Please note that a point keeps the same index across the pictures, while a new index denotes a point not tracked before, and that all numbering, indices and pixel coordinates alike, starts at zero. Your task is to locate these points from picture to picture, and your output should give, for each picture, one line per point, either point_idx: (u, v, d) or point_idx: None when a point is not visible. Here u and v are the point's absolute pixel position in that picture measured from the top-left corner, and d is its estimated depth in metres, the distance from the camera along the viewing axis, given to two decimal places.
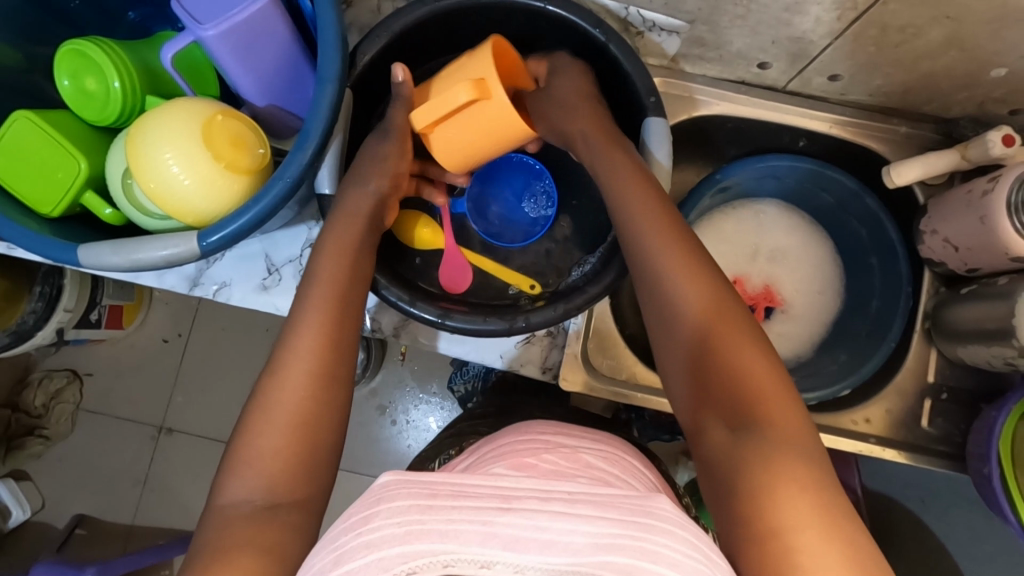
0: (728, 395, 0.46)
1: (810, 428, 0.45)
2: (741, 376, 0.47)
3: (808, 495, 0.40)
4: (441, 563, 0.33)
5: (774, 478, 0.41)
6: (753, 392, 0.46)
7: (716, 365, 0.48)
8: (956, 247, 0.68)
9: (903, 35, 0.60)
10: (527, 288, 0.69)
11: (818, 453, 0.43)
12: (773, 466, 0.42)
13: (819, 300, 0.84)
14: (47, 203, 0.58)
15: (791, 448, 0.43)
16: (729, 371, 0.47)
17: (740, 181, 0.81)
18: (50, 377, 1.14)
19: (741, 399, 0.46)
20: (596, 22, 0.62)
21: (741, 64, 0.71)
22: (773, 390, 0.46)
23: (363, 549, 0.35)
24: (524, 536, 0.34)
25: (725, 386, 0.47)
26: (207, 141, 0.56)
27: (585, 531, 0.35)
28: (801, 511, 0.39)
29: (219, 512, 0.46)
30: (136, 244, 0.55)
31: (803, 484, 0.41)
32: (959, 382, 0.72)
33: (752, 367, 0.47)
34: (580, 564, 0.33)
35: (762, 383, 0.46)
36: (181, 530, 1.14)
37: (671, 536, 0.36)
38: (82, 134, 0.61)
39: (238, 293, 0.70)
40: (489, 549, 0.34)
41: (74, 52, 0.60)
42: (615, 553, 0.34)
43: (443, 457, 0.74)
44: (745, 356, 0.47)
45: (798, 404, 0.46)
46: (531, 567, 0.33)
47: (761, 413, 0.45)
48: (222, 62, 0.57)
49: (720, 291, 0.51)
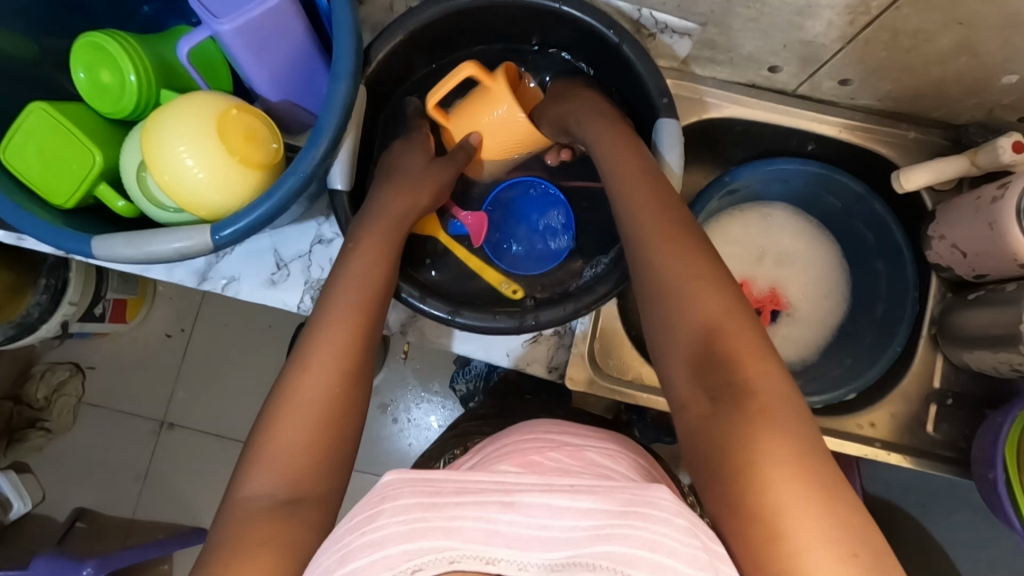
0: (714, 374, 0.46)
1: (796, 402, 0.44)
2: (727, 354, 0.46)
3: (795, 473, 0.39)
4: (445, 559, 0.34)
5: (762, 455, 0.41)
6: (739, 367, 0.45)
7: (700, 344, 0.47)
8: (963, 252, 0.68)
9: (915, 41, 0.61)
10: (510, 292, 0.69)
11: (806, 427, 0.42)
12: (761, 443, 0.41)
13: (825, 304, 0.84)
14: (61, 195, 0.59)
15: (778, 422, 0.42)
16: (715, 349, 0.46)
17: (747, 183, 0.81)
18: (53, 370, 1.15)
19: (728, 376, 0.45)
20: (608, 23, 0.62)
21: (751, 66, 0.71)
22: (757, 365, 0.45)
23: (367, 547, 0.35)
24: (526, 535, 0.35)
25: (711, 364, 0.46)
26: (221, 136, 0.56)
27: (584, 525, 0.35)
28: (789, 487, 0.39)
29: (228, 506, 0.47)
30: (149, 236, 0.56)
31: (791, 458, 0.40)
32: (964, 387, 0.72)
33: (739, 343, 0.46)
34: (579, 556, 0.34)
35: (749, 358, 0.45)
36: (182, 525, 1.14)
37: (669, 525, 0.36)
38: (97, 127, 0.62)
39: (246, 288, 0.70)
40: (493, 547, 0.34)
41: (90, 45, 0.60)
42: (612, 543, 0.34)
43: (447, 456, 0.73)
44: (730, 331, 0.47)
45: (782, 370, 0.45)
46: (532, 563, 0.34)
47: (748, 388, 0.44)
48: (237, 57, 0.57)
49: (703, 267, 0.50)
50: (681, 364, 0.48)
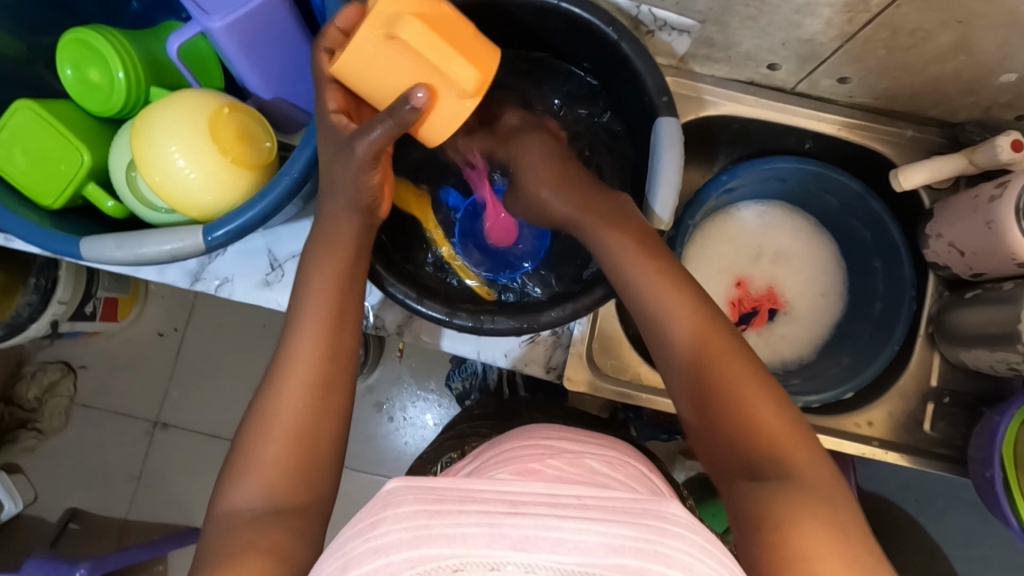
0: (739, 436, 0.48)
1: (818, 461, 0.46)
2: (747, 408, 0.48)
3: (829, 528, 0.41)
4: (449, 567, 0.33)
5: (794, 509, 0.42)
6: (761, 429, 0.47)
7: (723, 398, 0.49)
8: (961, 251, 0.68)
9: (914, 39, 0.60)
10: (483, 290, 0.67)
11: (831, 484, 0.45)
12: (792, 498, 0.43)
13: (822, 302, 0.84)
14: (49, 195, 0.57)
15: (806, 483, 0.44)
16: (737, 412, 0.48)
17: (745, 183, 0.81)
18: (44, 370, 1.14)
19: (757, 434, 0.47)
20: (607, 19, 0.60)
21: (749, 65, 0.71)
22: (781, 427, 0.47)
23: (370, 554, 0.34)
24: (534, 536, 0.34)
25: (735, 426, 0.48)
26: (213, 135, 0.55)
27: (595, 531, 0.35)
28: (819, 538, 0.40)
29: (223, 516, 0.46)
30: (139, 238, 0.55)
31: (822, 514, 0.42)
32: (961, 385, 0.72)
33: (759, 407, 0.48)
34: (592, 565, 0.33)
35: (773, 421, 0.48)
36: (176, 525, 1.13)
37: (682, 539, 0.36)
38: (86, 126, 0.60)
39: (240, 288, 0.69)
40: (499, 550, 0.33)
41: (77, 42, 0.60)
42: (627, 555, 0.34)
43: (446, 458, 0.72)
44: (754, 391, 0.49)
45: (803, 431, 0.48)
46: (541, 566, 0.33)
47: (775, 450, 0.46)
48: (227, 53, 0.56)
49: (727, 329, 0.52)
50: (702, 417, 0.50)
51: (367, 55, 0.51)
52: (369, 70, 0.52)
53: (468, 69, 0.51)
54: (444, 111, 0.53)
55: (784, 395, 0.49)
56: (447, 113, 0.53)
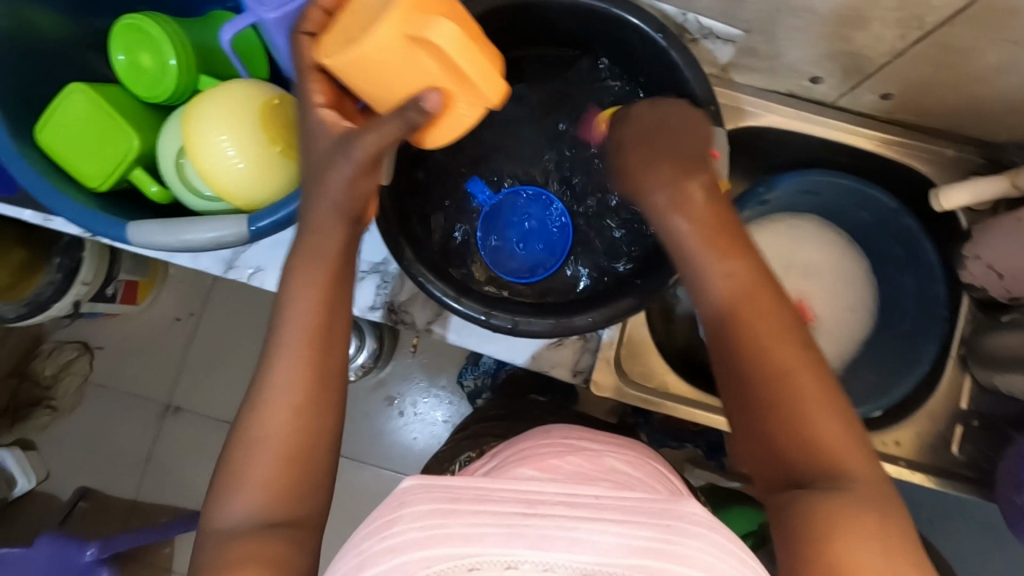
0: (790, 439, 0.45)
1: (872, 475, 0.43)
2: (804, 412, 0.45)
3: (875, 547, 0.39)
4: (465, 566, 0.33)
5: (835, 522, 0.40)
6: (816, 435, 0.44)
7: (777, 396, 0.45)
8: (999, 273, 0.68)
9: (964, 58, 0.60)
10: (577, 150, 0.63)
11: (885, 497, 0.42)
12: (843, 511, 0.41)
13: (849, 318, 0.83)
14: (97, 177, 0.58)
15: (859, 497, 0.42)
16: (791, 413, 0.45)
17: (780, 195, 0.80)
18: (61, 349, 1.15)
19: (807, 430, 0.44)
20: (657, 26, 0.60)
21: (791, 76, 0.71)
22: (840, 439, 0.44)
23: (386, 553, 0.35)
24: (552, 535, 0.34)
25: (789, 428, 0.45)
26: (262, 125, 0.55)
27: (615, 532, 0.34)
28: (863, 554, 0.39)
29: (253, 506, 0.46)
30: (184, 224, 0.55)
31: (871, 533, 0.40)
32: (990, 408, 0.72)
33: (817, 411, 0.45)
34: (612, 565, 0.33)
35: (829, 429, 0.44)
36: (184, 509, 1.14)
37: (705, 539, 0.35)
38: (135, 110, 0.61)
39: (271, 278, 0.69)
40: (516, 549, 0.33)
41: (130, 27, 0.60)
42: (646, 556, 0.34)
43: (463, 458, 0.71)
44: (814, 396, 0.45)
45: (860, 442, 0.45)
46: (559, 565, 0.33)
47: (828, 461, 0.43)
48: (279, 45, 0.56)
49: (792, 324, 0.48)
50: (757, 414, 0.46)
51: (375, 53, 0.48)
52: (378, 69, 0.49)
53: (496, 83, 0.52)
54: (452, 118, 0.53)
55: (846, 403, 0.46)
56: (454, 121, 0.54)
